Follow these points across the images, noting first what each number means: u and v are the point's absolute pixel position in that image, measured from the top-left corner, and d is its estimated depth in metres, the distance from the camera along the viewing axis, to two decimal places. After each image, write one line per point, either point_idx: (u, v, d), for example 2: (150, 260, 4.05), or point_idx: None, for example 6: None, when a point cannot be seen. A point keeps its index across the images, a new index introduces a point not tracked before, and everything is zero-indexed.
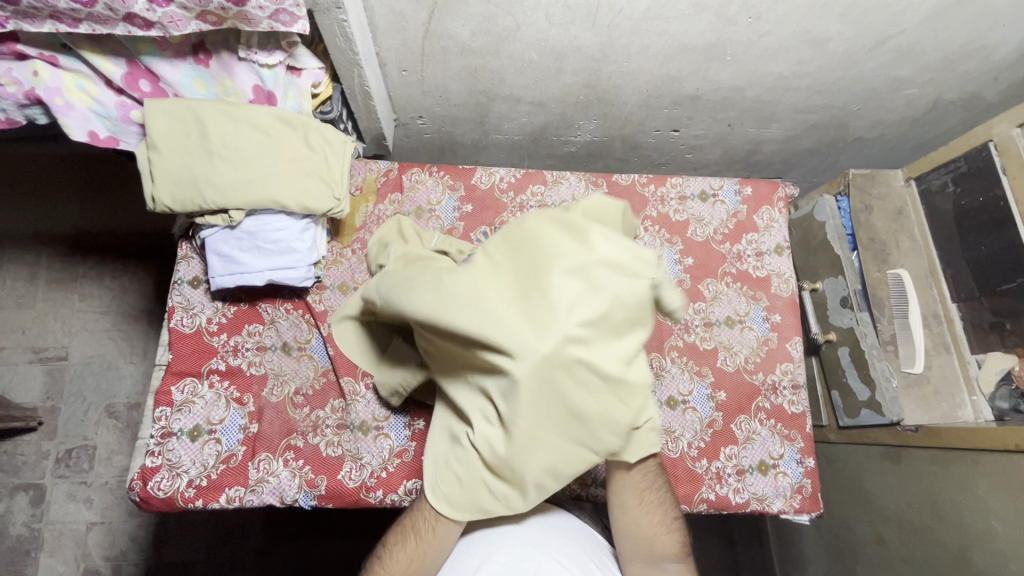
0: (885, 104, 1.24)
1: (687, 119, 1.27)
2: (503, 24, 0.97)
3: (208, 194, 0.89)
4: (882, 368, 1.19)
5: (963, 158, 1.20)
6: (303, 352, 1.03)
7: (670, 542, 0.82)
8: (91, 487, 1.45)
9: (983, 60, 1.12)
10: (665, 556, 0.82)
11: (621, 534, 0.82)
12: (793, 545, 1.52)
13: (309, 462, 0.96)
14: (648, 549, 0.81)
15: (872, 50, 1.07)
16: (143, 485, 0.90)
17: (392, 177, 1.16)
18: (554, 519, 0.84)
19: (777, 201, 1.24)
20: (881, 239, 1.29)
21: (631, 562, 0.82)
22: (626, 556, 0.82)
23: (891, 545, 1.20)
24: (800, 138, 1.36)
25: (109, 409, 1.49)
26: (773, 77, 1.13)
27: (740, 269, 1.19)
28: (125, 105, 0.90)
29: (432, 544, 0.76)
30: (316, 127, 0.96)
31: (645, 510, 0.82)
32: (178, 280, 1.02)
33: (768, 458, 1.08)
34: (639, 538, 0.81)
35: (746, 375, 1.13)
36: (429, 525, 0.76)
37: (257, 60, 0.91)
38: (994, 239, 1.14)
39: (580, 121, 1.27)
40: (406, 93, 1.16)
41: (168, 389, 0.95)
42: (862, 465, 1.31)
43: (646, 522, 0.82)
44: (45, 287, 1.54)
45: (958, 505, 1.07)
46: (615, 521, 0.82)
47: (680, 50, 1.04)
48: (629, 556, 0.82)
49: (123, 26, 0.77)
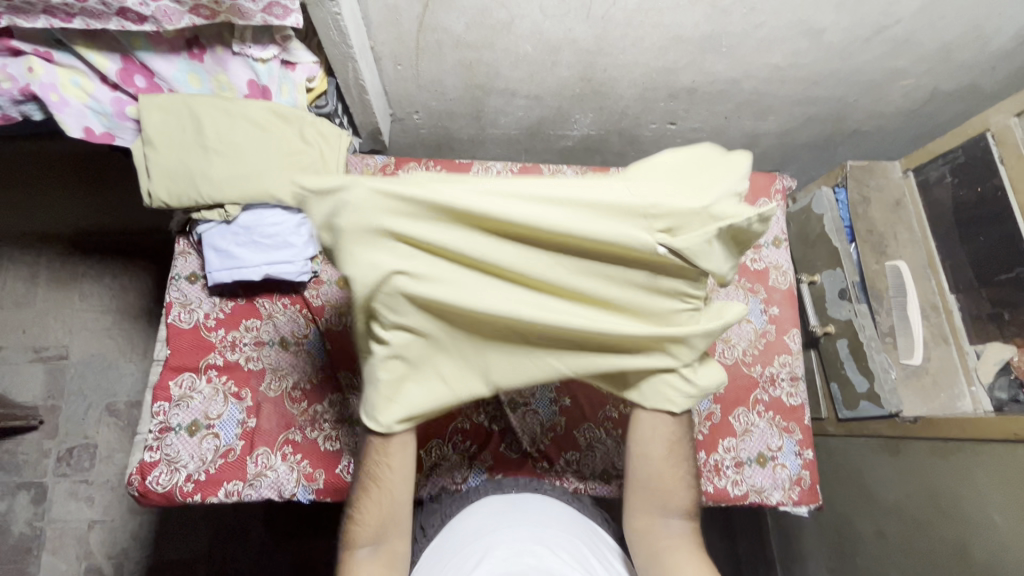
0: (882, 95, 1.23)
1: (684, 112, 1.27)
2: (498, 16, 0.97)
3: (205, 189, 0.89)
4: (881, 360, 1.19)
5: (961, 149, 1.20)
6: (301, 347, 1.02)
7: (683, 495, 0.81)
8: (93, 486, 1.46)
9: (980, 50, 1.11)
10: (673, 510, 0.80)
11: (633, 485, 0.81)
12: (794, 539, 1.52)
13: (307, 456, 0.96)
14: (663, 502, 0.80)
15: (868, 40, 1.06)
16: (141, 479, 0.90)
17: (389, 171, 1.16)
18: (546, 507, 0.85)
19: (775, 193, 1.24)
20: (879, 231, 1.28)
21: (638, 518, 0.80)
22: (634, 509, 0.81)
23: (891, 537, 1.21)
24: (797, 131, 1.36)
25: (110, 408, 1.50)
26: (770, 69, 1.13)
27: (737, 262, 1.19)
28: (121, 101, 0.90)
29: (393, 475, 0.75)
30: (312, 121, 0.96)
31: (664, 455, 0.80)
32: (175, 276, 1.02)
33: (766, 449, 1.08)
34: (652, 486, 0.80)
35: (744, 367, 1.13)
36: (383, 466, 0.75)
37: (252, 54, 0.91)
38: (992, 230, 1.14)
39: (576, 115, 1.27)
40: (402, 88, 1.16)
41: (165, 384, 0.95)
42: (861, 457, 1.31)
43: (658, 471, 0.80)
44: (45, 286, 1.54)
45: (958, 496, 1.07)
46: (629, 469, 0.82)
47: (675, 42, 1.04)
48: (637, 512, 0.80)
49: (117, 21, 0.77)
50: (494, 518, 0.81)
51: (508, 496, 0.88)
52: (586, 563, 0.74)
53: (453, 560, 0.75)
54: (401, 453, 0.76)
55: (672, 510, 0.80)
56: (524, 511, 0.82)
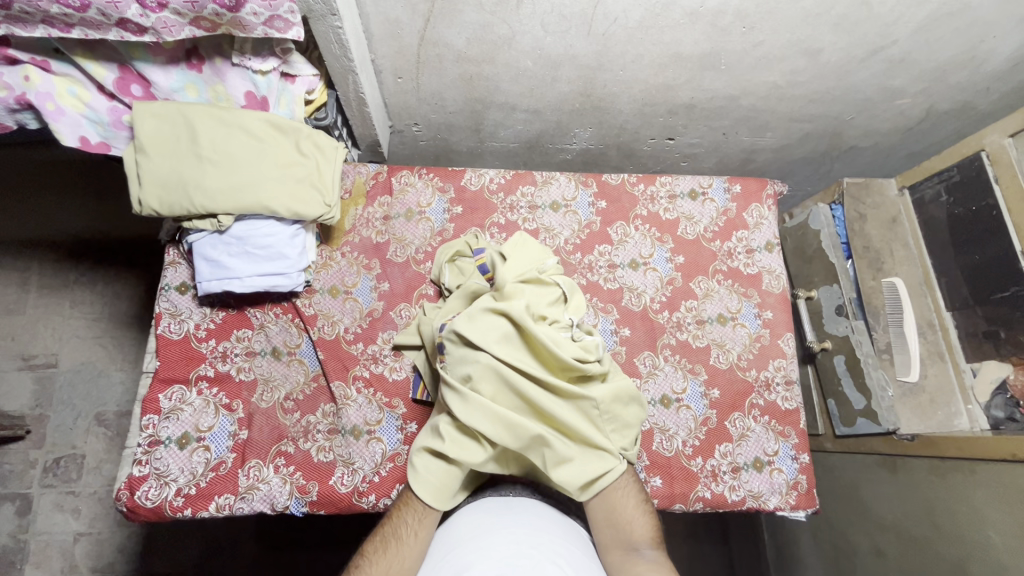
0: (878, 113, 1.24)
1: (683, 128, 1.27)
2: (499, 32, 0.97)
3: (197, 199, 0.88)
4: (878, 376, 1.19)
5: (956, 168, 1.20)
6: (293, 356, 1.03)
7: (644, 524, 0.82)
8: (79, 497, 1.43)
9: (974, 70, 1.13)
10: (641, 542, 0.81)
11: (598, 523, 0.83)
12: (791, 553, 1.51)
13: (300, 468, 0.95)
14: (628, 538, 0.81)
15: (865, 60, 1.07)
16: (130, 494, 0.88)
17: (382, 179, 1.16)
18: (535, 516, 0.79)
19: (766, 198, 1.24)
20: (876, 247, 1.29)
21: (609, 551, 0.81)
22: (604, 544, 0.82)
23: (888, 556, 1.19)
24: (795, 147, 1.36)
25: (99, 417, 1.47)
26: (768, 86, 1.13)
27: (731, 267, 1.19)
28: (117, 110, 0.90)
29: (413, 547, 0.77)
30: (308, 134, 0.96)
31: (615, 490, 0.84)
32: (165, 286, 1.01)
33: (763, 454, 1.07)
34: (615, 521, 0.82)
35: (739, 372, 1.12)
36: (411, 529, 0.78)
37: (251, 65, 0.91)
38: (986, 248, 1.15)
39: (576, 129, 1.27)
40: (402, 100, 1.16)
41: (155, 397, 0.94)
42: (859, 473, 1.30)
43: (617, 505, 0.83)
44: (35, 293, 1.52)
45: (955, 515, 1.07)
46: (589, 507, 0.84)
47: (675, 59, 1.04)
48: (606, 545, 0.82)
49: (116, 31, 0.76)
50: (493, 518, 0.78)
51: (505, 496, 0.85)
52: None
53: (445, 567, 0.72)
54: (429, 526, 0.80)
55: (636, 539, 0.81)
56: (504, 516, 0.78)
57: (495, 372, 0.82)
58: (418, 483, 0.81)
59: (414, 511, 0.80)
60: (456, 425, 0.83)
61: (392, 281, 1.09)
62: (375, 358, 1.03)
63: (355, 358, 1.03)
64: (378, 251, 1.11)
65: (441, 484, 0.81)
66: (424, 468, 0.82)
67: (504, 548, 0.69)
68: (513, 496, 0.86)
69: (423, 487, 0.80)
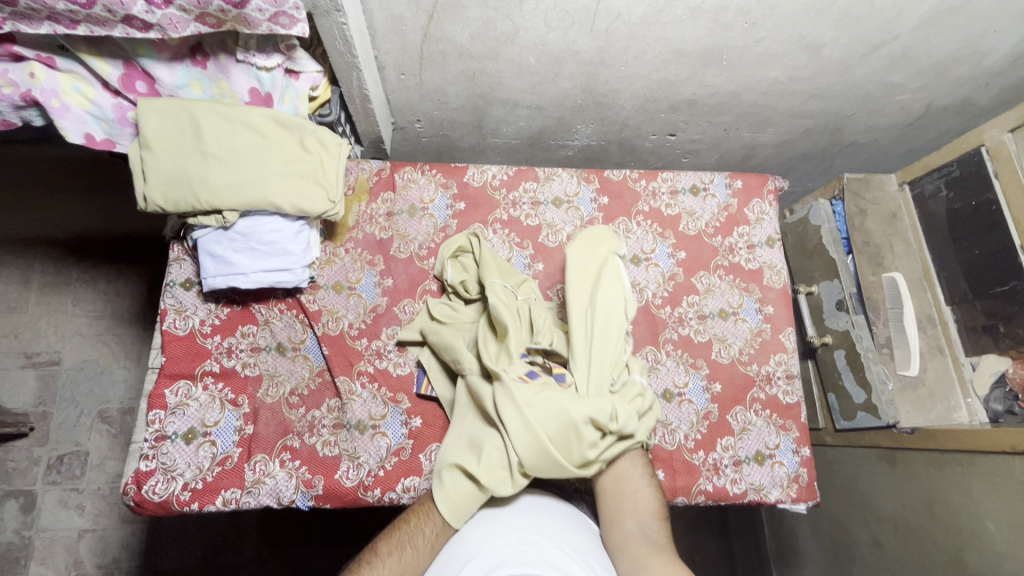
0: (879, 109, 1.25)
1: (684, 124, 1.28)
2: (502, 28, 0.97)
3: (203, 195, 0.88)
4: (878, 371, 1.19)
5: (955, 163, 1.21)
6: (298, 351, 1.03)
7: (649, 502, 0.84)
8: (83, 494, 1.43)
9: (974, 66, 1.13)
10: (647, 521, 0.82)
11: (603, 497, 0.84)
12: (791, 547, 1.52)
13: (306, 462, 0.95)
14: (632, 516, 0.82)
15: (866, 55, 1.08)
16: (137, 488, 0.89)
17: (385, 176, 1.16)
18: (541, 505, 0.81)
19: (767, 193, 1.25)
20: (876, 243, 1.30)
21: (612, 529, 0.82)
22: (607, 521, 0.83)
23: (887, 549, 1.20)
24: (795, 143, 1.37)
25: (102, 414, 1.48)
26: (769, 82, 1.14)
27: (732, 262, 1.20)
28: (122, 107, 0.90)
29: (427, 556, 0.76)
30: (312, 130, 0.96)
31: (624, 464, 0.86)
32: (170, 282, 1.01)
33: (764, 448, 1.08)
34: (621, 495, 0.84)
35: (741, 366, 1.13)
36: (428, 540, 0.76)
37: (256, 62, 0.91)
38: (985, 243, 1.16)
39: (577, 125, 1.27)
40: (404, 97, 1.16)
41: (161, 392, 0.94)
42: (858, 467, 1.31)
43: (624, 479, 0.85)
44: (38, 290, 1.52)
45: (954, 507, 1.08)
46: (596, 482, 0.85)
47: (676, 55, 1.05)
48: (609, 523, 0.82)
49: (122, 27, 0.76)
50: (499, 510, 0.79)
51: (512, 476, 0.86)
52: (588, 560, 0.72)
53: (452, 554, 0.73)
54: (444, 538, 0.78)
55: (641, 515, 0.82)
56: (510, 508, 0.79)
57: (552, 407, 0.79)
58: (443, 498, 0.78)
59: (435, 523, 0.77)
60: (499, 451, 0.80)
61: (396, 277, 1.10)
62: (380, 354, 1.04)
63: (359, 353, 1.03)
64: (382, 247, 1.11)
65: (465, 503, 0.78)
66: (456, 485, 0.79)
67: (509, 534, 0.71)
68: (516, 488, 0.87)
69: (450, 505, 0.78)
